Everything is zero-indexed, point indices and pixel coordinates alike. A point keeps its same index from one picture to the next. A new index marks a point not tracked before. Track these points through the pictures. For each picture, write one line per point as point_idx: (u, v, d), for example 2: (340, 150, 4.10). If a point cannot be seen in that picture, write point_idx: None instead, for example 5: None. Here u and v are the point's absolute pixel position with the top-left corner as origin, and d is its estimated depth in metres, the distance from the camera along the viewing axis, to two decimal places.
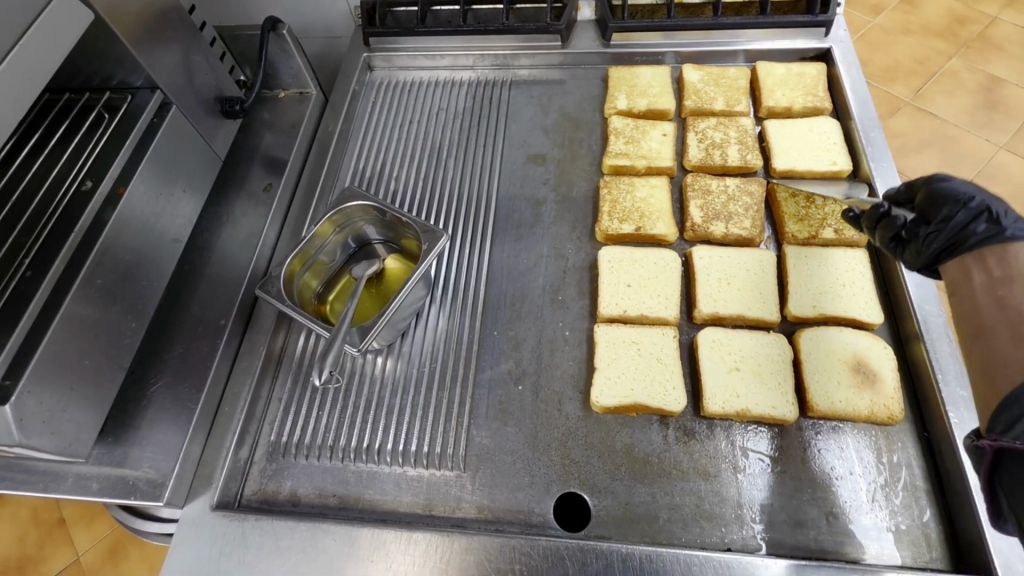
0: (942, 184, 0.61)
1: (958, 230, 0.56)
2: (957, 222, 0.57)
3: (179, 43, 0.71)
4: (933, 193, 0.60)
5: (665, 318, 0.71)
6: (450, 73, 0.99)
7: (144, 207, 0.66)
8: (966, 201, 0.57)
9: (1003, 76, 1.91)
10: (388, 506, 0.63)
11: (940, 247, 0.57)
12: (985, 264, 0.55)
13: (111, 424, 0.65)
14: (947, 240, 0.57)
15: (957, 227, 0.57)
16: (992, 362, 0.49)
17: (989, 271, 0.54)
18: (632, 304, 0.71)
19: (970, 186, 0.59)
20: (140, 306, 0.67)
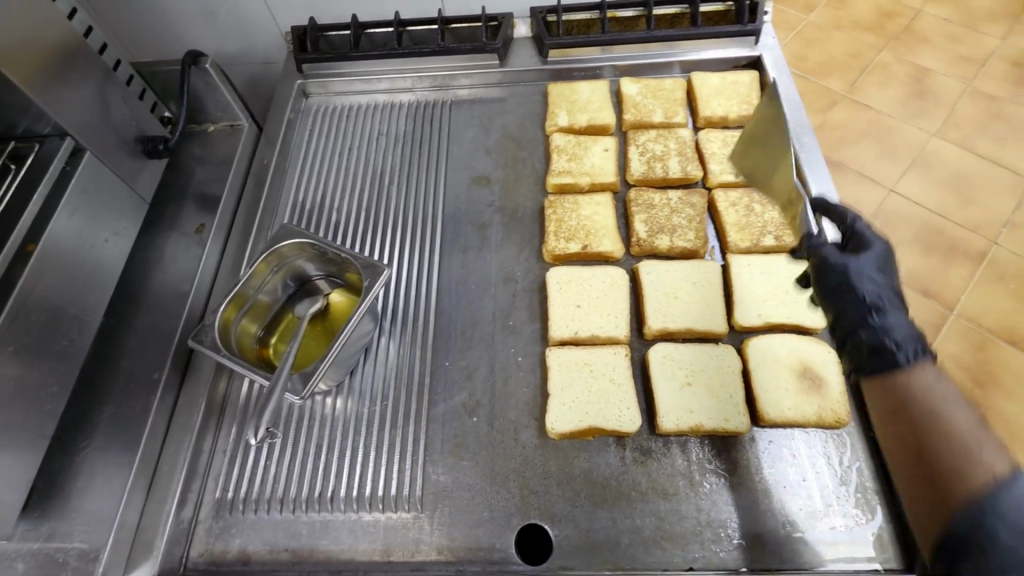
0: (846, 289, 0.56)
1: (872, 362, 0.52)
2: (871, 352, 0.52)
3: (84, 83, 0.66)
4: (838, 300, 0.57)
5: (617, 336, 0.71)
6: (388, 97, 0.97)
7: (59, 263, 0.62)
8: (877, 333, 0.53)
9: (930, 67, 2.00)
10: (343, 556, 0.61)
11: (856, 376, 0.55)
12: (891, 387, 0.50)
13: (38, 497, 0.61)
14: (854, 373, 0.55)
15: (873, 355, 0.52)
16: (914, 502, 0.46)
17: (885, 390, 0.50)
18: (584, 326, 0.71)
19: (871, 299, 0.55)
20: (63, 368, 0.62)
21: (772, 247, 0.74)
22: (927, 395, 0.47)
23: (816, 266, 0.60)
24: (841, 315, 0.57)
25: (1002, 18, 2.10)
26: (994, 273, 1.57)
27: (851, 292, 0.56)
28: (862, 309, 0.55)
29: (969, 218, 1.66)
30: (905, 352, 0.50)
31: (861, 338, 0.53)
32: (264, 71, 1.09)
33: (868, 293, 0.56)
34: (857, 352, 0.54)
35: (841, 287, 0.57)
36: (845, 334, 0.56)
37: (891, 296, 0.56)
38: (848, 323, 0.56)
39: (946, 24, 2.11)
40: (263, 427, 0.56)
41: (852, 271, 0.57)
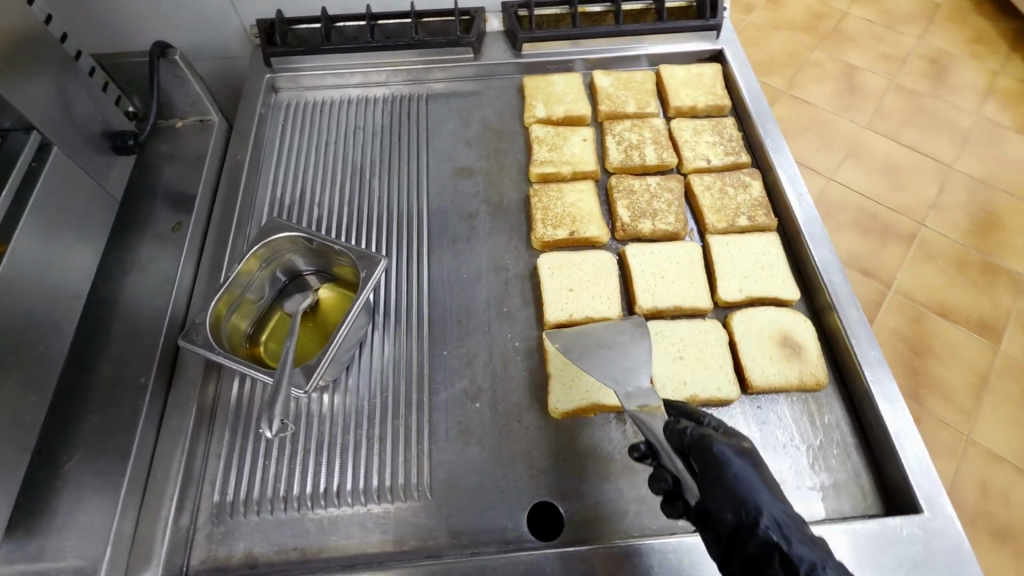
0: (728, 486, 0.49)
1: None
2: (777, 568, 0.46)
3: (45, 75, 0.62)
4: (720, 501, 0.48)
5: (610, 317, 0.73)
6: (360, 91, 0.95)
7: (31, 265, 0.58)
8: (728, 468, 0.49)
9: (857, 65, 2.16)
10: (355, 549, 0.60)
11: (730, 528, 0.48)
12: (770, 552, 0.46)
13: (20, 515, 0.57)
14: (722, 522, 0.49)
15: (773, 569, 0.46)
16: None
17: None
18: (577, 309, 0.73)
19: (741, 483, 0.49)
20: (41, 377, 0.58)
21: (747, 227, 0.79)
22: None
23: (676, 430, 0.53)
24: (716, 500, 0.49)
25: (918, 19, 2.29)
26: (925, 252, 1.71)
27: (722, 480, 0.49)
28: (732, 505, 0.48)
29: (900, 202, 1.80)
30: (790, 537, 0.46)
31: (737, 537, 0.48)
32: (227, 66, 1.05)
33: (740, 482, 0.49)
34: (713, 489, 0.49)
35: (710, 461, 0.49)
36: (730, 537, 0.48)
37: (755, 477, 0.49)
38: (721, 516, 0.48)
39: (869, 25, 2.27)
40: (276, 424, 0.54)
41: (727, 473, 0.49)
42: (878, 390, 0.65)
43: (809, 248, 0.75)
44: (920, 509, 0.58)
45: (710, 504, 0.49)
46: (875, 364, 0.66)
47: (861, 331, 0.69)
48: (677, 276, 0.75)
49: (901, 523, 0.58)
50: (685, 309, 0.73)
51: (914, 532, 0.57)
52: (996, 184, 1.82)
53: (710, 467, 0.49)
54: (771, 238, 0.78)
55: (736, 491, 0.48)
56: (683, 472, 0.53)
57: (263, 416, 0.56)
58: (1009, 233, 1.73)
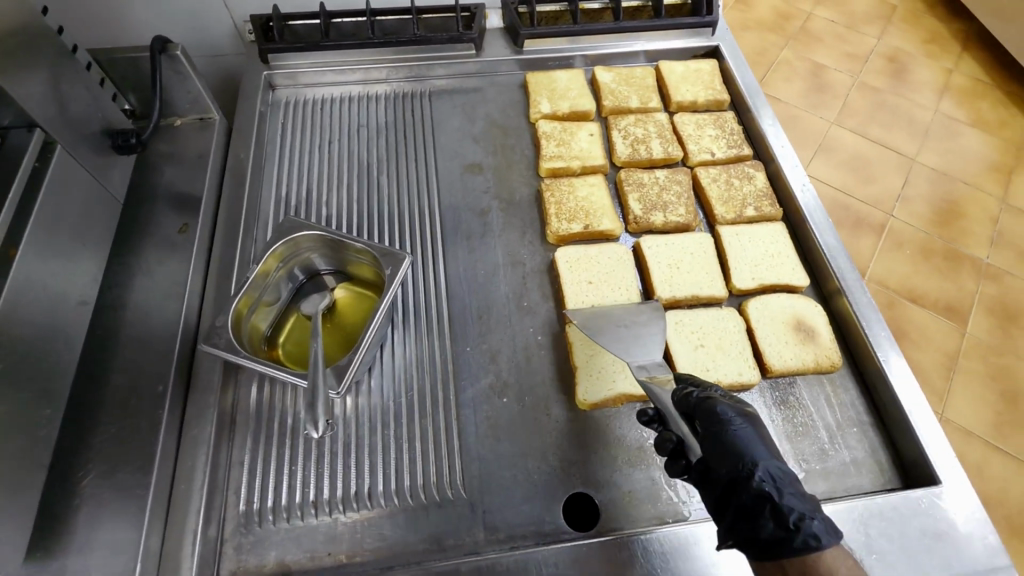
0: (729, 440, 0.51)
1: (769, 524, 0.48)
2: (767, 517, 0.48)
3: (44, 72, 0.59)
4: (722, 454, 0.51)
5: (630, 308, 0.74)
6: (362, 88, 0.94)
7: (40, 270, 0.55)
8: (731, 424, 0.52)
9: (824, 63, 2.23)
10: (392, 551, 0.59)
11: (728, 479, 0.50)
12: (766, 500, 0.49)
13: (37, 535, 0.54)
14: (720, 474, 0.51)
15: (766, 518, 0.48)
16: None
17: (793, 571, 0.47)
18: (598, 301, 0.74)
19: (744, 436, 0.51)
20: (55, 388, 0.56)
21: (754, 217, 0.82)
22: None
23: (684, 395, 0.56)
24: (717, 455, 0.51)
25: (876, 20, 2.38)
26: (893, 241, 1.77)
27: (724, 436, 0.51)
28: (732, 459, 0.50)
29: (869, 194, 1.86)
30: (783, 491, 0.49)
31: (734, 490, 0.50)
32: (218, 65, 1.02)
33: (741, 439, 0.51)
34: (713, 441, 0.52)
35: (714, 420, 0.52)
36: (727, 490, 0.50)
37: (754, 436, 0.52)
38: (722, 470, 0.51)
39: (832, 27, 2.35)
40: (320, 425, 0.55)
41: (728, 427, 0.52)
42: (892, 370, 0.68)
43: (815, 236, 0.78)
44: (937, 481, 0.61)
45: (711, 457, 0.52)
46: (885, 345, 0.69)
47: (870, 314, 0.72)
48: (694, 266, 0.77)
49: (921, 495, 0.60)
50: (703, 298, 0.75)
51: (933, 503, 0.60)
52: (955, 175, 1.91)
53: (714, 423, 0.52)
54: (777, 227, 0.80)
55: (737, 445, 0.51)
56: (688, 435, 0.54)
57: (305, 419, 0.56)
58: (969, 221, 1.81)
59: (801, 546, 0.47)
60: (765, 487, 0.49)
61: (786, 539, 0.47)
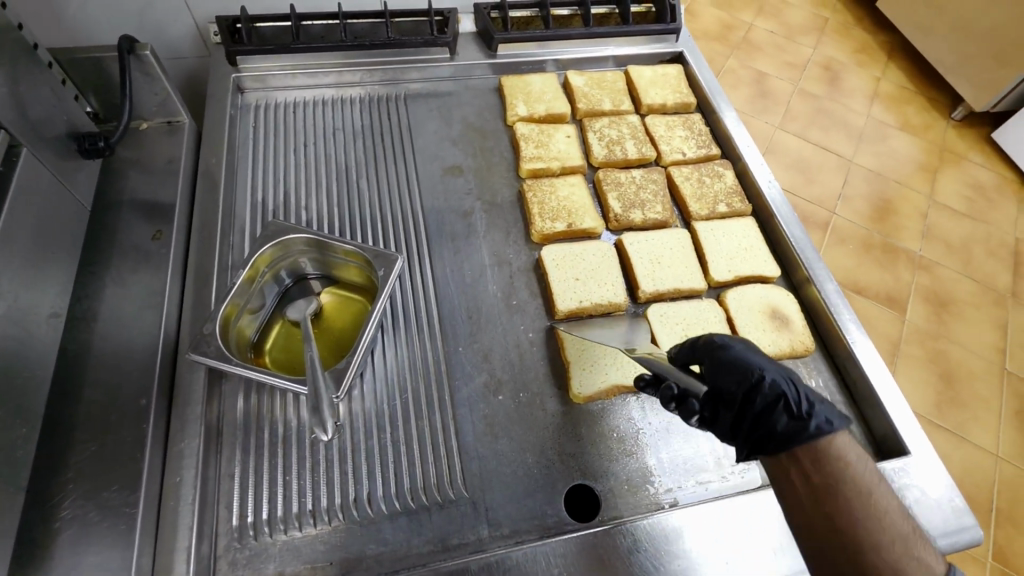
0: (731, 358, 0.55)
1: (782, 418, 0.49)
2: (780, 411, 0.49)
3: (6, 69, 0.56)
4: (727, 372, 0.55)
5: (617, 303, 0.76)
6: (336, 91, 0.92)
7: (10, 279, 0.52)
8: (729, 347, 0.57)
9: (767, 71, 2.36)
10: (397, 555, 0.58)
11: (739, 390, 0.53)
12: (775, 402, 0.51)
13: (16, 561, 0.51)
14: (728, 390, 0.54)
15: (779, 413, 0.49)
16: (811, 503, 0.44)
17: (803, 456, 0.47)
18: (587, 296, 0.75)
19: (749, 354, 0.55)
20: (29, 406, 0.52)
21: (726, 213, 0.86)
22: (859, 460, 0.45)
23: (685, 346, 0.62)
24: (723, 376, 0.55)
25: (811, 32, 2.54)
26: (837, 236, 1.88)
27: (727, 356, 0.56)
28: (738, 374, 0.54)
29: (812, 193, 1.98)
30: (794, 392, 0.51)
31: (744, 400, 0.52)
32: (178, 68, 0.98)
33: (744, 357, 0.55)
34: (716, 366, 0.56)
35: (715, 349, 0.57)
36: (737, 403, 0.53)
37: (755, 355, 0.56)
38: (729, 387, 0.54)
39: (773, 36, 2.49)
40: (329, 429, 0.57)
41: (731, 349, 0.56)
42: (859, 351, 0.72)
43: (784, 228, 0.83)
44: (908, 453, 0.66)
45: (719, 380, 0.55)
46: (853, 328, 0.74)
47: (838, 300, 0.76)
48: (674, 262, 0.80)
49: (894, 466, 0.65)
50: (684, 292, 0.79)
51: (904, 473, 0.64)
52: (888, 175, 2.05)
53: (715, 349, 0.57)
54: (748, 222, 0.85)
55: (742, 361, 0.55)
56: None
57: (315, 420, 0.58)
58: (901, 217, 1.95)
59: (812, 428, 0.47)
60: (772, 391, 0.51)
61: (797, 427, 0.48)
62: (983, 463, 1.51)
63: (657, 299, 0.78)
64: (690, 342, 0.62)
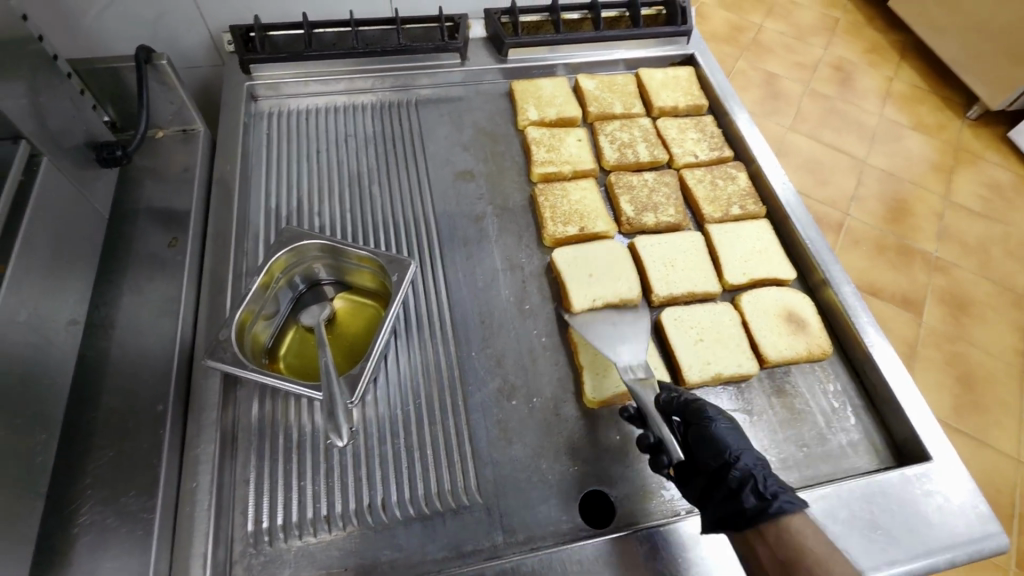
0: (711, 424, 0.60)
1: (750, 497, 0.55)
2: (748, 493, 0.55)
3: (27, 79, 0.57)
4: (710, 437, 0.59)
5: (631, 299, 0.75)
6: (347, 98, 0.93)
7: (30, 286, 0.53)
8: (710, 420, 0.60)
9: (778, 72, 2.34)
10: (411, 561, 0.58)
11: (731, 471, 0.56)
12: (764, 537, 0.54)
13: (36, 566, 0.51)
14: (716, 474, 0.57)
15: (747, 492, 0.55)
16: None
17: (774, 548, 0.53)
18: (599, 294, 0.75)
19: (729, 429, 0.60)
20: (49, 413, 0.53)
21: (740, 216, 0.85)
22: (809, 539, 0.52)
23: (665, 400, 0.64)
24: (705, 445, 0.59)
25: (822, 32, 2.52)
26: (852, 238, 1.86)
27: (713, 423, 0.60)
28: (719, 447, 0.58)
29: (825, 195, 1.96)
30: (761, 476, 0.56)
31: (723, 493, 0.56)
32: (192, 77, 0.99)
33: (721, 428, 0.60)
34: (699, 430, 0.60)
35: (698, 416, 0.61)
36: (714, 478, 0.57)
37: (732, 427, 0.60)
38: (709, 459, 0.58)
39: (783, 37, 2.47)
40: (343, 436, 0.57)
41: (710, 417, 0.60)
42: (878, 354, 0.71)
43: (799, 230, 0.82)
44: (930, 457, 0.64)
45: (711, 454, 0.58)
46: (872, 331, 0.73)
47: (856, 302, 0.75)
48: (687, 266, 0.79)
49: (915, 470, 0.63)
50: (698, 296, 0.78)
51: (926, 478, 0.63)
52: (903, 175, 2.03)
53: (694, 411, 0.61)
54: (762, 225, 0.84)
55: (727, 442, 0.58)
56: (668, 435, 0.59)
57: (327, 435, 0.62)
58: (916, 218, 1.92)
59: (766, 510, 0.54)
60: (742, 482, 0.55)
61: (759, 508, 0.54)
62: (1003, 467, 1.48)
63: (671, 303, 0.77)
64: (673, 394, 0.65)
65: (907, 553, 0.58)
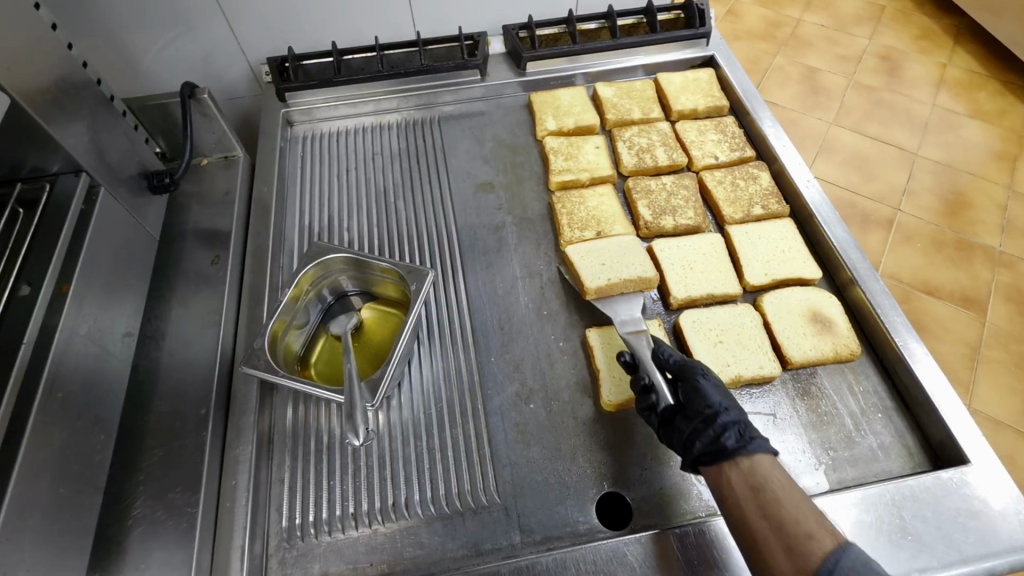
0: (702, 379, 0.65)
1: (729, 438, 0.59)
2: (728, 435, 0.59)
3: (87, 119, 0.64)
4: (698, 389, 0.64)
5: (648, 279, 0.77)
6: (375, 118, 0.98)
7: (90, 302, 0.59)
8: (702, 375, 0.65)
9: (818, 66, 2.26)
10: (432, 558, 0.60)
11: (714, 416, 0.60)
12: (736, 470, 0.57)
13: (96, 554, 0.57)
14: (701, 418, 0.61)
15: (728, 434, 0.59)
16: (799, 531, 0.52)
17: (746, 476, 0.56)
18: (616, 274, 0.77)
19: (718, 387, 0.65)
20: (106, 415, 0.59)
21: (762, 215, 0.84)
22: (778, 475, 0.56)
23: (661, 356, 0.68)
24: (693, 397, 0.63)
25: (865, 21, 2.42)
26: (903, 235, 1.77)
27: (704, 379, 0.64)
28: (707, 399, 0.63)
29: (873, 190, 1.87)
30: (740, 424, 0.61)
31: (707, 431, 0.59)
32: (236, 107, 1.07)
33: (710, 384, 0.64)
34: (689, 383, 0.65)
35: (688, 371, 0.66)
36: (695, 420, 0.60)
37: (718, 386, 0.65)
38: (698, 406, 0.62)
39: (823, 30, 2.39)
40: (361, 434, 0.60)
41: (701, 371, 0.65)
42: (910, 354, 0.68)
43: (825, 229, 0.80)
44: (968, 461, 0.61)
45: (698, 404, 0.62)
46: (903, 330, 0.70)
47: (884, 301, 0.73)
48: (706, 267, 0.79)
49: (950, 474, 0.61)
50: (718, 297, 0.78)
51: (963, 483, 0.60)
52: (959, 167, 1.91)
53: (685, 367, 0.66)
54: (785, 224, 0.83)
55: (715, 398, 0.63)
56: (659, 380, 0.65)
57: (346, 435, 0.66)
58: (976, 211, 1.81)
59: (742, 449, 0.58)
60: (725, 427, 0.59)
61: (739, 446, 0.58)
62: None
63: (689, 306, 0.77)
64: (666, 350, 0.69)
65: (940, 560, 0.56)
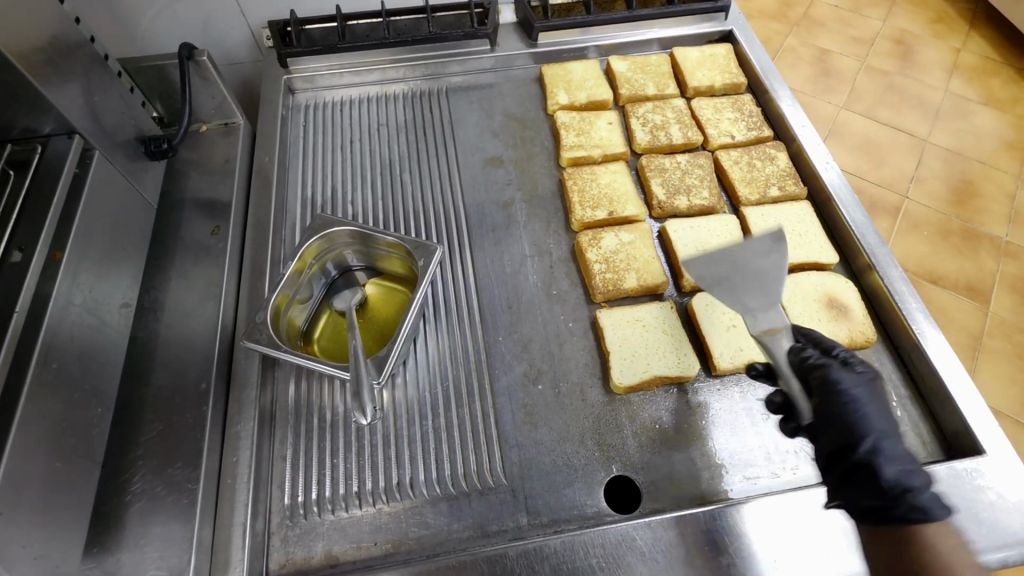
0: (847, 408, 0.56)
1: (875, 491, 0.54)
2: (873, 486, 0.54)
3: (81, 80, 0.61)
4: (840, 418, 0.56)
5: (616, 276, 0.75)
6: (380, 87, 0.94)
7: (86, 272, 0.57)
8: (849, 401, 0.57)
9: (831, 48, 2.20)
10: (437, 538, 0.59)
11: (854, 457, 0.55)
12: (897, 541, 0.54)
13: (94, 529, 0.56)
14: (843, 456, 0.56)
15: (873, 486, 0.54)
16: None
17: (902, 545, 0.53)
18: (648, 272, 0.76)
19: (872, 416, 0.57)
20: (104, 388, 0.57)
21: (778, 197, 0.82)
22: (949, 548, 0.53)
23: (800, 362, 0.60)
24: (835, 424, 0.57)
25: (881, 2, 2.36)
26: (910, 223, 1.74)
27: (859, 388, 0.57)
28: (851, 431, 0.56)
29: (881, 176, 1.84)
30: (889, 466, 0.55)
31: (851, 471, 0.56)
32: (235, 73, 1.03)
33: (866, 399, 0.57)
34: (831, 411, 0.57)
35: (828, 392, 0.57)
36: (843, 451, 0.56)
37: (875, 396, 0.58)
38: (840, 440, 0.56)
39: (837, 10, 2.33)
40: (368, 412, 0.59)
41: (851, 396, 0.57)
42: (928, 342, 0.67)
43: (843, 212, 0.78)
44: (984, 451, 0.60)
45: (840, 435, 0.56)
46: (920, 318, 0.69)
47: (902, 287, 0.71)
48: (719, 250, 0.77)
49: (966, 466, 0.60)
50: None
51: (978, 474, 0.59)
52: (969, 155, 1.89)
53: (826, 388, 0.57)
54: (801, 207, 0.81)
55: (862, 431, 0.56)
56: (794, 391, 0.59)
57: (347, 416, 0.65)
58: (984, 200, 1.78)
59: (892, 502, 0.53)
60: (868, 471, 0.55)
61: (883, 502, 0.53)
62: None
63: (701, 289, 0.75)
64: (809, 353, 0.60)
65: None
